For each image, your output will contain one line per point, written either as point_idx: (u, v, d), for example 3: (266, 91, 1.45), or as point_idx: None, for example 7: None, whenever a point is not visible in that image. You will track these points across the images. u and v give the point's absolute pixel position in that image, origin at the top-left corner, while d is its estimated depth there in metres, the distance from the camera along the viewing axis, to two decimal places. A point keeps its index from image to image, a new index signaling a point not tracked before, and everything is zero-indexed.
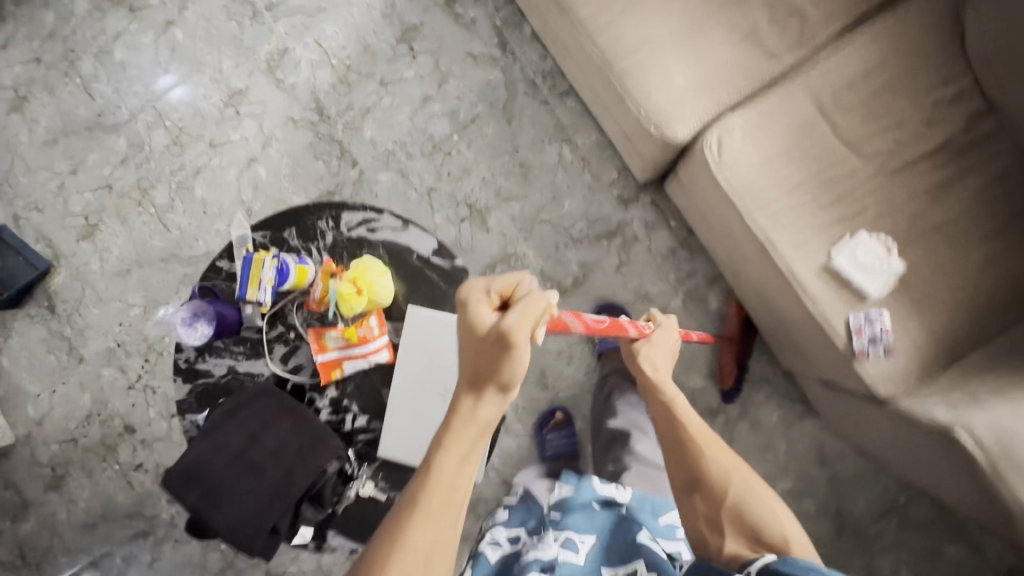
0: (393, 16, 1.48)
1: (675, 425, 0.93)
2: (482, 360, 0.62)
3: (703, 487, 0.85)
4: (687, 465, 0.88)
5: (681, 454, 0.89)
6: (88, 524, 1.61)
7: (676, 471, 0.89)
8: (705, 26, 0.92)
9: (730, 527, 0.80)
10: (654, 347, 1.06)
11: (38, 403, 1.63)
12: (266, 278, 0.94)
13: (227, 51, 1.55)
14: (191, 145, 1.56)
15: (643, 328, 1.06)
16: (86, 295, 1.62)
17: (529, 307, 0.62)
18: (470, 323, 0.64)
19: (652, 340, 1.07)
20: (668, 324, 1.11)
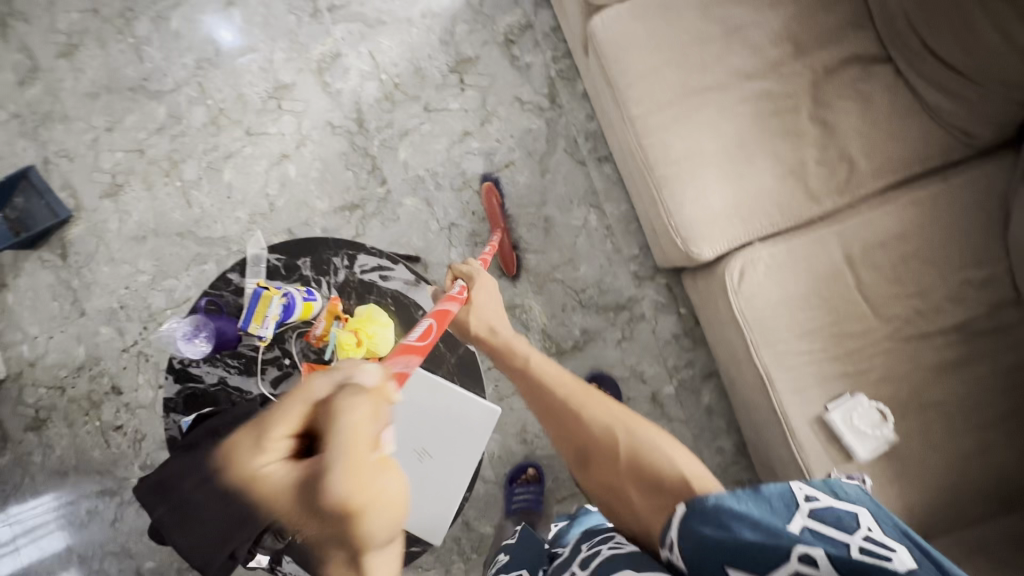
0: (450, 44, 1.47)
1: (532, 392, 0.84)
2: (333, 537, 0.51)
3: (590, 455, 0.76)
4: (570, 429, 0.79)
5: (558, 418, 0.80)
6: (60, 472, 1.65)
7: (563, 445, 0.80)
8: (753, 152, 0.91)
9: (626, 486, 0.71)
10: (479, 310, 0.99)
11: (33, 345, 1.66)
12: (270, 314, 0.98)
13: (280, 43, 1.55)
14: (227, 128, 1.57)
15: (458, 294, 0.99)
16: (98, 251, 1.64)
17: (336, 443, 0.52)
18: (284, 495, 0.53)
19: (473, 304, 1.00)
20: (475, 272, 1.04)
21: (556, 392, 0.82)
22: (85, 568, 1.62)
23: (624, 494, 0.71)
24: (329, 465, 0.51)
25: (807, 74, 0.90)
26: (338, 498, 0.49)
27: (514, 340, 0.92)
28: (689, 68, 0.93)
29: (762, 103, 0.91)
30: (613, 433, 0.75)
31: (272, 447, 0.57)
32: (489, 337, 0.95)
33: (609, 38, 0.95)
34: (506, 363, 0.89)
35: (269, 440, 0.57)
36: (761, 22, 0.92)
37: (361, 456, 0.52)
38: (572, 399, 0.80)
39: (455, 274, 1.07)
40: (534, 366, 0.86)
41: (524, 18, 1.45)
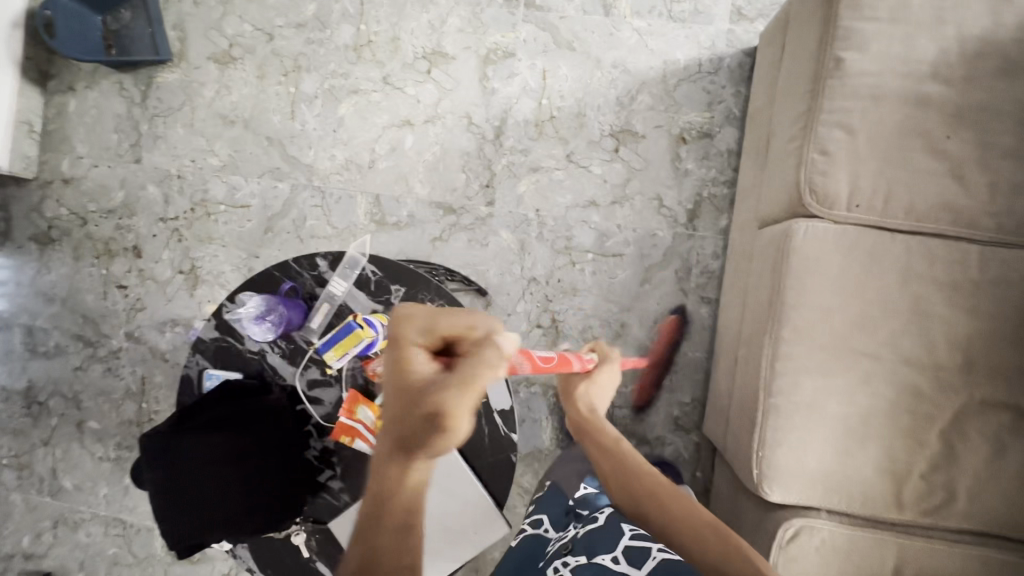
0: (624, 109, 1.37)
1: (616, 471, 0.88)
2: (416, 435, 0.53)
3: (670, 543, 0.78)
4: (649, 514, 0.81)
5: (645, 507, 0.82)
6: (46, 295, 1.58)
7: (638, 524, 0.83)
8: (871, 436, 0.88)
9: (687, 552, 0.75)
10: (597, 389, 1.03)
11: (75, 162, 1.56)
12: (351, 350, 0.97)
13: (461, 10, 1.42)
14: (367, 63, 1.45)
15: (588, 364, 1.00)
16: (181, 110, 1.52)
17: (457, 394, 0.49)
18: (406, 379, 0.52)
19: (594, 378, 1.02)
20: (612, 358, 1.06)
21: (622, 457, 0.89)
22: (32, 395, 1.59)
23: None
24: (452, 388, 0.48)
25: (964, 394, 0.86)
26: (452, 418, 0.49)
27: (602, 423, 0.97)
28: (859, 325, 0.88)
29: (906, 397, 0.87)
30: (697, 520, 0.77)
31: (424, 336, 0.53)
32: (588, 416, 0.99)
33: (802, 253, 0.89)
34: (599, 449, 0.93)
35: (425, 328, 0.53)
36: (952, 320, 0.86)
37: (473, 391, 0.49)
38: (647, 482, 0.84)
39: (594, 346, 1.10)
40: (623, 450, 0.91)
41: (709, 123, 1.34)
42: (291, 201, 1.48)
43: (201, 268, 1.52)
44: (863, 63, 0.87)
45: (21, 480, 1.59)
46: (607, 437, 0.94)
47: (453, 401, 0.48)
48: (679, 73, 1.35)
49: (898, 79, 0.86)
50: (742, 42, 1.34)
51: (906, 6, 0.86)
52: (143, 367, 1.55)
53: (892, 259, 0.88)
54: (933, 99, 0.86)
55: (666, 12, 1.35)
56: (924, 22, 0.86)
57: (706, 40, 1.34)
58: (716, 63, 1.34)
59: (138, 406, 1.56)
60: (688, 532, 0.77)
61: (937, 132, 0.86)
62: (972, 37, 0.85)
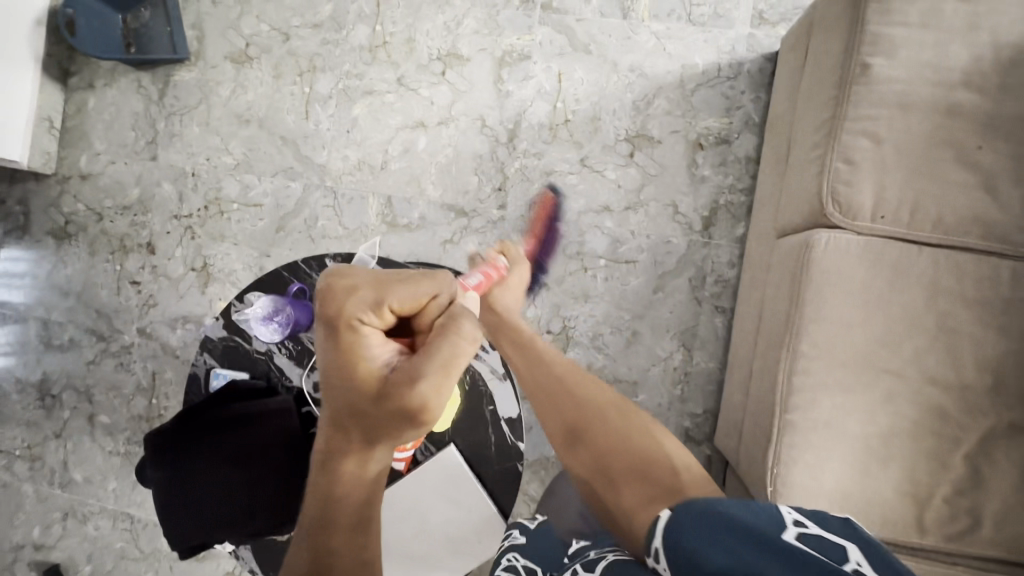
0: (640, 113, 1.34)
1: (542, 378, 0.82)
2: (373, 419, 0.57)
3: (583, 433, 0.74)
4: (563, 407, 0.77)
5: (556, 401, 0.79)
6: (62, 289, 1.60)
7: (551, 421, 0.78)
8: (892, 457, 0.84)
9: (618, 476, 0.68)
10: (507, 291, 0.97)
11: (93, 159, 1.58)
12: None
13: (477, 12, 1.41)
14: (381, 64, 1.45)
15: (501, 268, 0.96)
16: (197, 108, 1.53)
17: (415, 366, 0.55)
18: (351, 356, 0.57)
19: (506, 281, 0.97)
20: (518, 257, 1.02)
21: (541, 358, 0.85)
22: (45, 387, 1.61)
23: (613, 481, 0.68)
24: (427, 369, 0.55)
25: (992, 416, 0.83)
26: (422, 405, 0.55)
27: (522, 325, 0.92)
28: (881, 341, 0.85)
29: (930, 417, 0.84)
30: (613, 421, 0.74)
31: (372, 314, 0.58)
32: (506, 317, 0.93)
33: (823, 265, 0.86)
34: (526, 361, 0.86)
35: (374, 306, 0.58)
36: (981, 339, 0.83)
37: (448, 378, 0.56)
38: (570, 384, 0.79)
39: (503, 249, 1.02)
40: (546, 355, 0.86)
41: (727, 129, 1.32)
42: (303, 201, 1.48)
43: (213, 266, 1.53)
44: (890, 70, 0.84)
45: (32, 472, 1.61)
46: (535, 347, 0.88)
47: (424, 391, 0.54)
48: (697, 77, 1.32)
49: (928, 86, 0.83)
50: (763, 46, 1.31)
51: (937, 10, 0.83)
52: (154, 363, 1.56)
53: (918, 273, 0.84)
54: (964, 108, 0.82)
55: (685, 16, 1.33)
56: (956, 27, 0.82)
57: (726, 44, 1.32)
58: (735, 68, 1.31)
59: (148, 402, 1.57)
60: (604, 431, 0.73)
61: (969, 143, 0.83)
62: (1007, 44, 0.82)
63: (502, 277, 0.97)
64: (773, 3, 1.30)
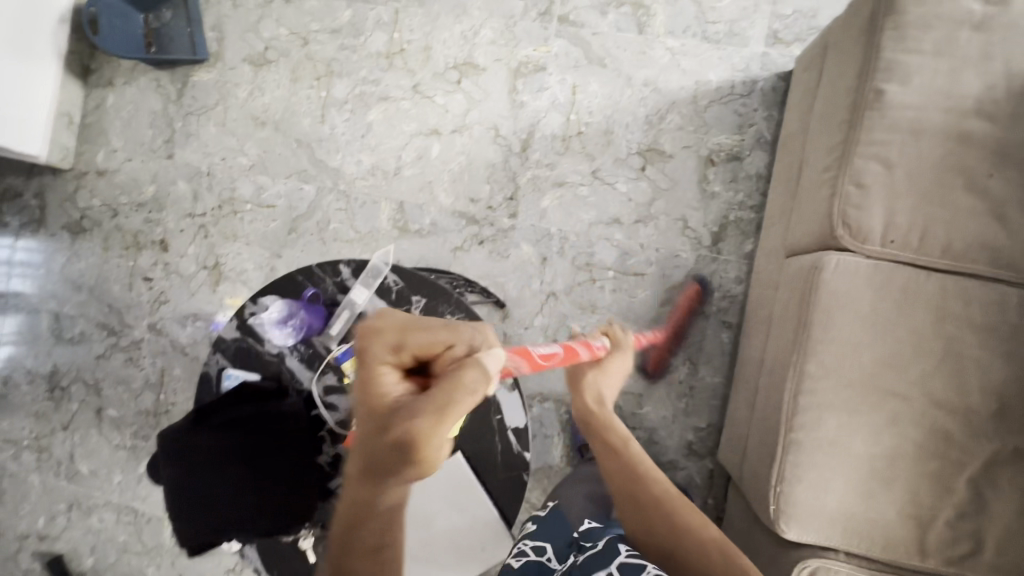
0: (653, 127, 1.36)
1: (630, 480, 0.89)
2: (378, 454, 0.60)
3: (671, 550, 0.80)
4: (654, 522, 0.83)
5: (643, 512, 0.85)
6: (75, 283, 1.62)
7: (642, 539, 0.83)
8: (896, 479, 0.85)
9: None
10: (605, 377, 1.04)
11: (110, 155, 1.60)
12: None
13: (494, 22, 1.42)
14: (398, 71, 1.46)
15: (596, 349, 1.02)
16: (214, 109, 1.55)
17: (439, 409, 0.57)
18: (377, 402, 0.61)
19: (603, 367, 1.04)
20: (625, 342, 1.07)
21: (635, 464, 0.90)
22: (55, 379, 1.63)
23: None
24: (421, 409, 0.58)
25: (995, 442, 0.83)
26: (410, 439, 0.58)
27: (615, 419, 0.98)
28: (888, 364, 0.85)
29: (934, 441, 0.84)
30: (701, 538, 0.79)
31: (392, 356, 0.62)
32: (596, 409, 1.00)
33: (832, 286, 0.87)
34: (612, 457, 0.93)
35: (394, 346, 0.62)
36: (986, 364, 0.83)
37: (446, 418, 0.58)
38: (663, 495, 0.85)
39: (606, 330, 1.10)
40: (635, 456, 0.92)
41: (738, 146, 1.33)
42: (316, 204, 1.50)
43: (225, 265, 1.54)
44: (904, 96, 0.85)
45: (39, 462, 1.62)
46: (622, 441, 0.94)
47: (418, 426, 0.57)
48: (711, 94, 1.34)
49: (941, 114, 0.84)
50: (776, 65, 1.32)
51: (952, 40, 0.84)
52: (163, 359, 1.58)
53: (926, 298, 0.85)
54: (976, 136, 0.83)
55: (700, 33, 1.34)
56: (970, 57, 0.83)
57: (740, 62, 1.33)
58: (748, 86, 1.33)
59: (156, 397, 1.58)
60: (692, 547, 0.79)
61: (979, 170, 0.83)
62: (1021, 74, 0.83)
63: (598, 360, 1.03)
64: (788, 23, 1.32)
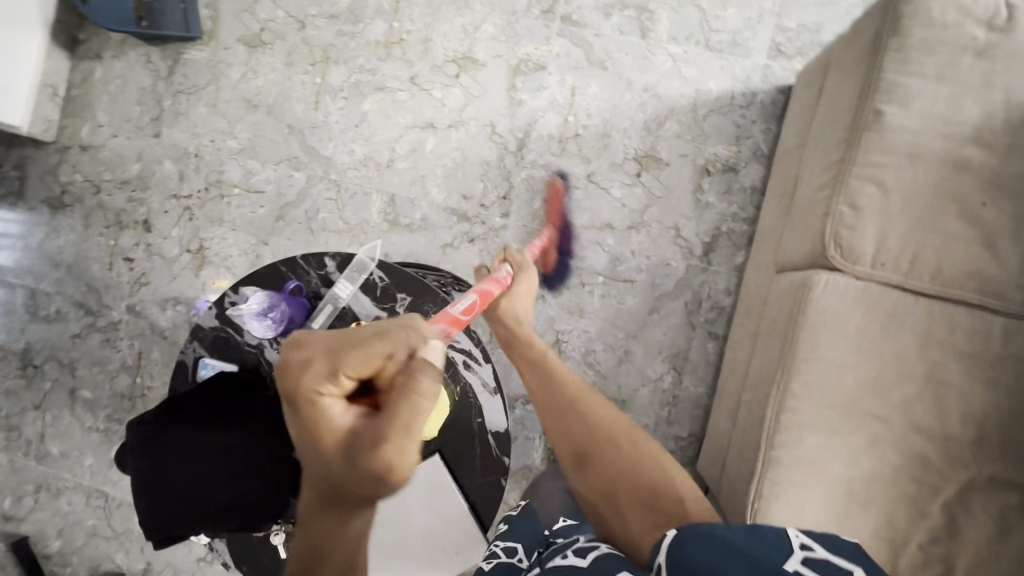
0: (650, 134, 1.34)
1: (547, 388, 0.87)
2: (347, 487, 0.58)
3: (590, 457, 0.78)
4: (570, 429, 0.82)
5: (560, 415, 0.83)
6: (52, 259, 1.58)
7: (560, 445, 0.82)
8: (872, 501, 0.85)
9: (624, 502, 0.73)
10: (518, 301, 1.01)
11: (94, 130, 1.56)
12: None
13: (496, 18, 1.40)
14: (396, 61, 1.44)
15: (503, 279, 0.99)
16: (205, 89, 1.51)
17: (400, 422, 0.57)
18: (325, 437, 0.57)
19: (511, 292, 1.01)
20: (526, 266, 1.06)
21: (554, 376, 0.89)
22: (28, 356, 1.58)
23: (619, 508, 0.73)
24: (380, 430, 0.57)
25: (973, 468, 0.84)
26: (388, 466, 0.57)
27: (529, 334, 0.98)
28: (871, 386, 0.85)
29: (911, 465, 0.85)
30: (625, 454, 0.77)
31: (330, 383, 0.58)
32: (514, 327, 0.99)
33: (820, 305, 0.87)
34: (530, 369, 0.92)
35: (331, 376, 0.58)
36: (968, 392, 0.84)
37: (406, 426, 0.57)
38: (579, 401, 0.84)
39: (506, 257, 1.07)
40: (556, 370, 0.90)
41: (735, 157, 1.32)
42: (305, 192, 1.47)
43: (209, 249, 1.51)
44: (903, 119, 0.84)
45: (8, 441, 1.58)
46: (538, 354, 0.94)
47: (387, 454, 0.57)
48: (710, 103, 1.33)
49: (939, 139, 0.84)
50: (777, 78, 1.32)
51: (954, 65, 0.84)
52: (140, 342, 1.54)
53: (912, 322, 0.85)
54: (971, 164, 0.83)
55: (703, 41, 1.33)
56: (971, 83, 0.83)
57: (741, 73, 1.32)
58: (748, 97, 1.32)
59: (132, 381, 1.55)
60: (613, 456, 0.78)
61: (973, 199, 0.83)
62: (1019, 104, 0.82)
63: (507, 286, 1.01)
64: (791, 36, 1.31)
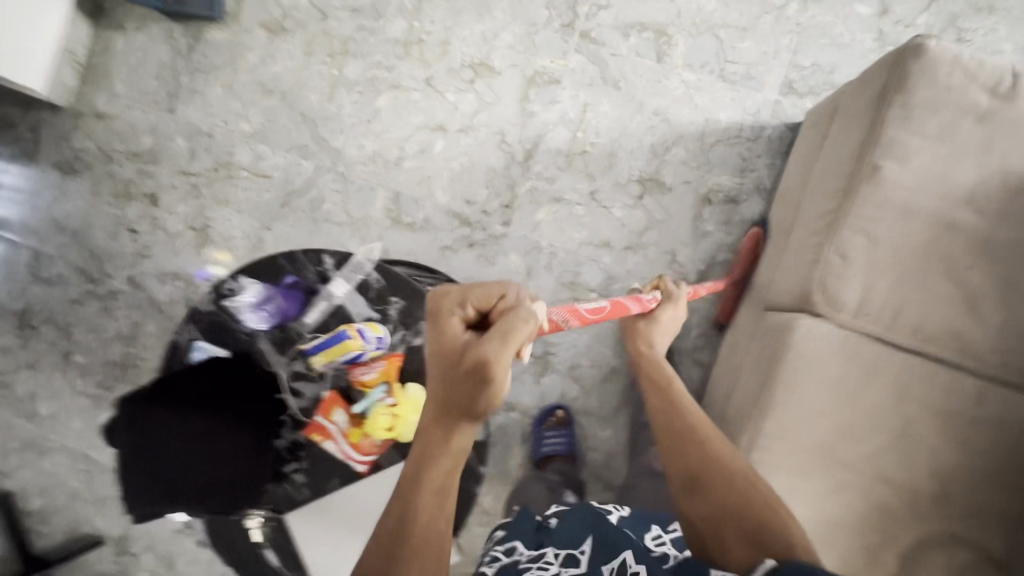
0: (657, 157, 1.36)
1: (673, 417, 0.91)
2: (450, 397, 0.60)
3: (703, 484, 0.80)
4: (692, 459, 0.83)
5: (685, 443, 0.86)
6: (58, 223, 1.60)
7: (674, 468, 0.84)
8: (832, 545, 0.87)
9: (732, 531, 0.73)
10: (658, 327, 1.07)
11: (110, 100, 1.57)
12: (339, 358, 0.96)
13: (516, 27, 1.41)
14: (413, 61, 1.45)
15: (647, 303, 1.03)
16: (223, 69, 1.53)
17: (499, 343, 0.57)
18: (444, 343, 0.61)
19: (653, 317, 1.06)
20: (676, 294, 1.08)
21: (684, 407, 0.92)
22: (26, 317, 1.61)
23: (721, 536, 0.73)
24: (490, 342, 0.57)
25: (931, 523, 0.86)
26: (483, 365, 0.56)
27: (664, 362, 1.03)
28: (843, 433, 0.87)
29: (873, 513, 0.87)
30: (740, 484, 0.77)
31: (458, 308, 0.64)
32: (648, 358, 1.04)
33: (802, 349, 0.89)
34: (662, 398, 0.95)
35: (459, 302, 0.64)
36: (936, 448, 0.86)
37: (513, 347, 0.57)
38: (706, 432, 0.86)
39: (657, 283, 1.11)
40: (684, 401, 0.93)
41: (737, 189, 1.34)
42: (312, 181, 1.49)
43: (213, 228, 1.53)
44: (901, 175, 0.86)
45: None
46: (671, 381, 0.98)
47: (488, 349, 0.56)
48: (718, 133, 1.34)
49: (934, 198, 0.85)
50: (786, 115, 1.33)
51: (955, 128, 0.85)
52: (138, 314, 1.57)
53: (889, 375, 0.87)
54: (963, 226, 0.85)
55: (718, 71, 1.34)
56: (971, 146, 0.84)
57: (752, 107, 1.34)
58: (756, 131, 1.34)
59: (126, 350, 1.57)
60: (726, 477, 0.79)
61: (960, 260, 0.85)
62: (1014, 173, 0.84)
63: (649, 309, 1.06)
64: (804, 74, 1.32)
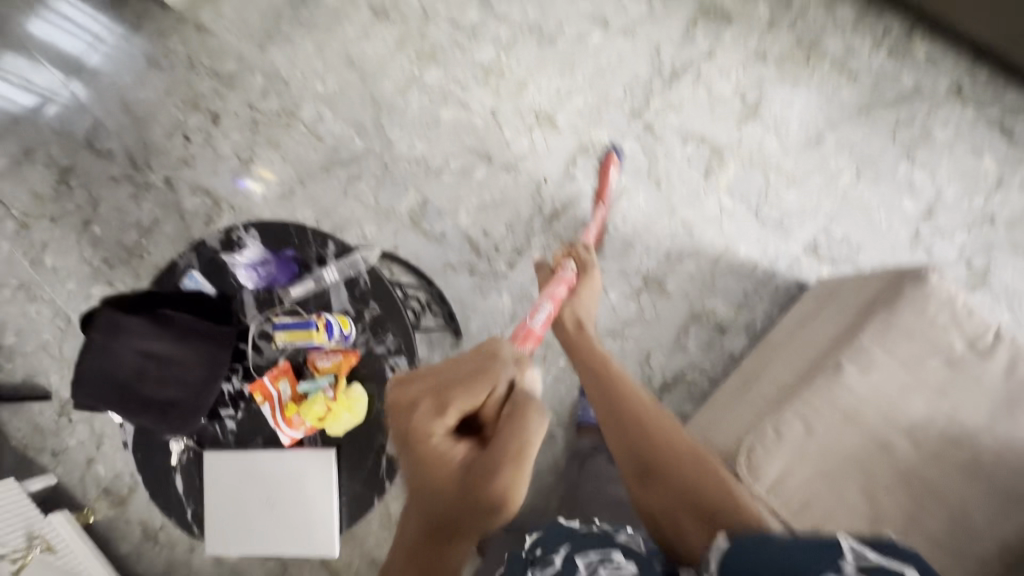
0: (668, 262, 1.41)
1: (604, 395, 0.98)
2: (453, 520, 0.61)
3: (656, 468, 0.88)
4: (642, 447, 0.90)
5: (623, 423, 0.93)
6: (126, 106, 1.71)
7: (625, 454, 0.92)
8: None
9: (687, 518, 0.82)
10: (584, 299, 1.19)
11: (214, 18, 1.68)
12: (299, 342, 1.04)
13: (590, 97, 1.48)
14: (488, 88, 1.53)
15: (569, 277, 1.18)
16: (321, 30, 1.62)
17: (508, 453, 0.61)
18: (441, 474, 0.61)
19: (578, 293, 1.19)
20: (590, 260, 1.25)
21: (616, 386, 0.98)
22: (66, 174, 1.72)
23: (680, 519, 0.82)
24: (498, 486, 0.60)
25: None
26: (502, 497, 0.59)
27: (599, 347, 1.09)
28: None
29: None
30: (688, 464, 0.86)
31: (442, 419, 0.62)
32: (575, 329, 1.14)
33: None
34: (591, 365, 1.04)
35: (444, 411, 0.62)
36: None
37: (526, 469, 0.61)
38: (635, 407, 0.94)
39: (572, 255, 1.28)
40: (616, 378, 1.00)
41: (729, 320, 1.38)
42: (358, 158, 1.57)
43: (255, 164, 1.63)
44: (857, 381, 0.91)
45: (16, 234, 1.72)
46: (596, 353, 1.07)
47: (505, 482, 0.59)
48: (732, 262, 1.39)
49: (878, 415, 0.90)
50: (800, 273, 1.38)
51: (921, 362, 0.91)
52: (161, 212, 1.67)
53: None
54: (895, 451, 0.89)
55: (754, 207, 1.40)
56: (929, 384, 0.90)
57: (772, 252, 1.39)
58: (766, 276, 1.39)
59: (139, 238, 1.68)
60: (671, 455, 0.88)
61: (881, 480, 0.88)
62: (959, 426, 0.88)
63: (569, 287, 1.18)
64: (831, 242, 1.38)
